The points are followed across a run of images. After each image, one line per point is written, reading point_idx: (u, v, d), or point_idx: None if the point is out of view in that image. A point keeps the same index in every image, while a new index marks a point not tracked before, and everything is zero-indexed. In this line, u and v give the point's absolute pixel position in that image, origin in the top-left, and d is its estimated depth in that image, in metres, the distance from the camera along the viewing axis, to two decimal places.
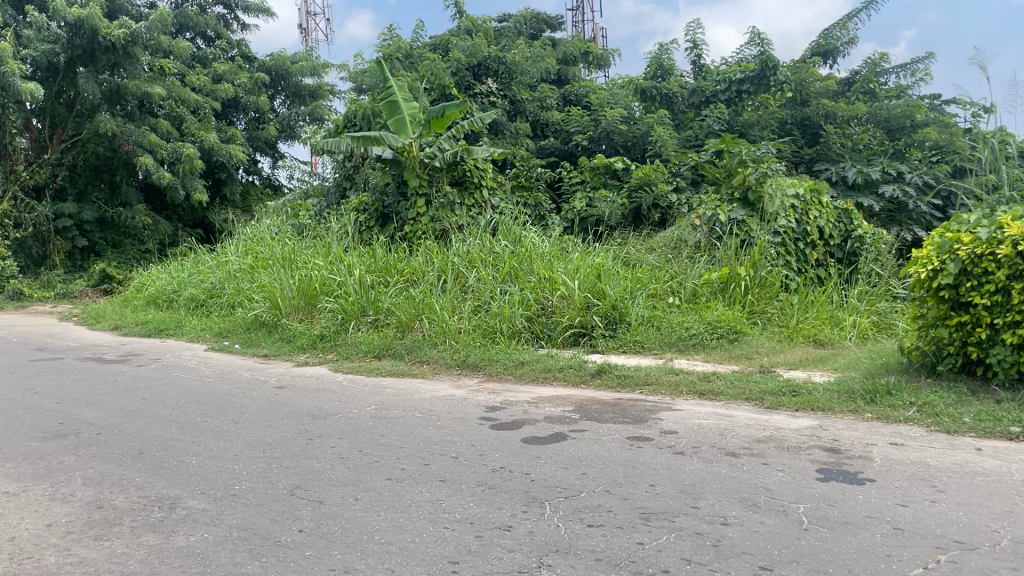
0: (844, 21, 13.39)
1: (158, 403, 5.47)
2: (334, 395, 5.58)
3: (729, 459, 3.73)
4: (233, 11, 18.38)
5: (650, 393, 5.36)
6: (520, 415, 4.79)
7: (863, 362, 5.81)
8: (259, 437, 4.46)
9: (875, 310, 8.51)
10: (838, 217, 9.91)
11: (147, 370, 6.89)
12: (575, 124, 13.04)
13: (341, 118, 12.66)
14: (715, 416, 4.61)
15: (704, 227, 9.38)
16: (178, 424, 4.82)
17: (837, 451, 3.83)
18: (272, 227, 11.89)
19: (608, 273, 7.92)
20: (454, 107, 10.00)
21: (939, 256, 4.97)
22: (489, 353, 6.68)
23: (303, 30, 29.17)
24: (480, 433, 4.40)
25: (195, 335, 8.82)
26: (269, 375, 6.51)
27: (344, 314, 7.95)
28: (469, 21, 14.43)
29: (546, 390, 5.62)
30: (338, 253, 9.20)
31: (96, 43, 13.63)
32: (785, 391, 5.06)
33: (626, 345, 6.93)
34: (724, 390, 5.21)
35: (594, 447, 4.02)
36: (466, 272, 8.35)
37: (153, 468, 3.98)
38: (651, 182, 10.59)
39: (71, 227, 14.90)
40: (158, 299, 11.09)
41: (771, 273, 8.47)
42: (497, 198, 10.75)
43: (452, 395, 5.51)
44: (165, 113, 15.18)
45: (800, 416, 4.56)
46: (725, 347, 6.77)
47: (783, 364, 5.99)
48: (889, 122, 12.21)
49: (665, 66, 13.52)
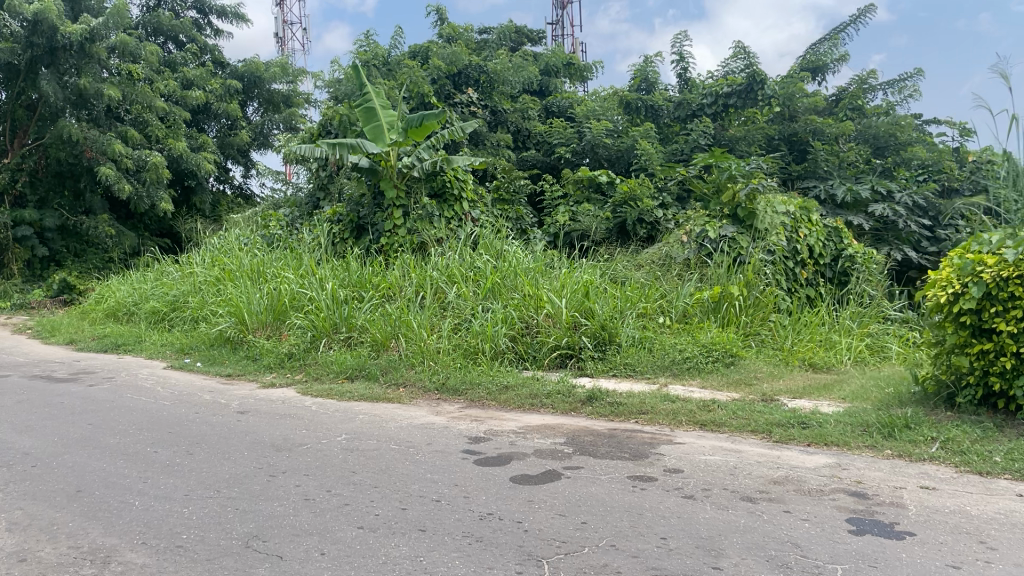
0: (833, 37, 13.21)
1: (105, 430, 4.95)
2: (301, 422, 5.09)
3: (745, 506, 3.31)
4: (206, 16, 17.89)
5: (647, 423, 4.93)
6: (507, 448, 4.34)
7: (871, 391, 5.42)
8: (216, 473, 3.97)
9: (868, 333, 8.21)
10: (828, 235, 9.56)
11: (99, 391, 6.35)
12: (558, 135, 12.63)
13: (314, 126, 12.19)
14: (721, 451, 4.20)
15: (693, 244, 9.03)
16: (125, 456, 4.32)
17: (864, 496, 3.43)
18: (241, 238, 11.38)
19: (595, 290, 7.52)
20: (432, 117, 9.48)
21: (961, 279, 4.60)
22: (470, 376, 6.24)
23: (280, 39, 28.66)
24: (465, 469, 3.94)
25: (155, 351, 8.29)
26: (230, 398, 5.98)
27: (315, 331, 7.48)
28: (450, 28, 14.00)
29: (535, 418, 5.17)
30: (310, 266, 8.73)
31: (56, 42, 13.09)
32: (793, 423, 4.67)
33: (616, 369, 6.51)
34: (727, 421, 4.80)
35: (592, 488, 3.59)
36: (445, 288, 7.91)
37: (90, 511, 3.49)
38: (636, 197, 10.25)
39: (31, 235, 14.26)
40: (118, 311, 10.53)
41: (766, 293, 8.11)
42: (477, 211, 10.31)
43: (432, 423, 5.04)
44: (132, 119, 14.67)
45: (815, 452, 4.17)
46: (720, 371, 6.37)
47: (785, 392, 5.58)
48: (877, 139, 12.02)
49: (650, 78, 13.25)
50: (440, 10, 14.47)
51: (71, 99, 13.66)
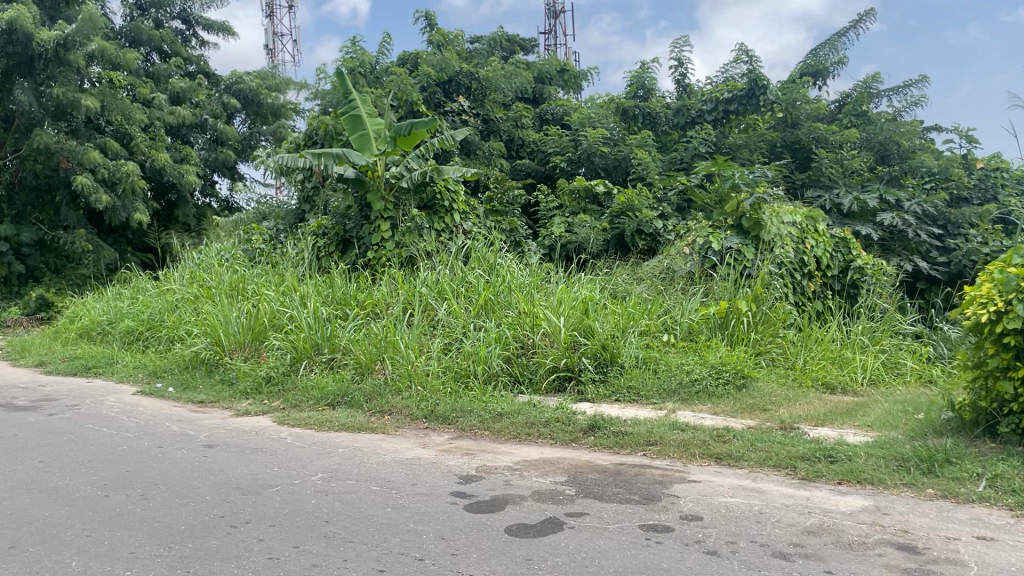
0: (834, 41, 12.86)
1: (54, 468, 4.44)
2: (273, 458, 4.60)
3: (780, 565, 2.85)
4: (192, 27, 17.47)
5: (656, 456, 4.45)
6: (501, 490, 3.86)
7: (900, 418, 4.99)
8: (170, 523, 3.48)
9: (882, 349, 7.77)
10: (835, 245, 9.09)
11: (59, 420, 5.85)
12: (553, 144, 12.22)
13: (301, 136, 11.75)
14: (742, 493, 3.72)
15: (695, 256, 8.60)
16: (70, 502, 3.82)
17: (914, 551, 2.97)
18: (223, 252, 10.91)
19: (595, 306, 7.06)
20: (423, 125, 9.20)
21: (1005, 295, 4.15)
22: (462, 403, 5.74)
23: (270, 51, 28.21)
24: (454, 517, 3.47)
25: (126, 375, 7.79)
26: (200, 429, 5.47)
27: (295, 353, 6.98)
28: (440, 35, 13.48)
29: (531, 451, 4.69)
30: (292, 282, 8.29)
31: (31, 49, 12.57)
32: (819, 456, 4.21)
33: (618, 393, 6.02)
34: (745, 454, 4.34)
35: (599, 541, 3.12)
36: (435, 305, 7.44)
37: (16, 574, 2.98)
38: (635, 207, 9.80)
39: (7, 250, 13.76)
40: (92, 331, 10.01)
41: (775, 308, 7.66)
42: (469, 222, 9.83)
43: (418, 457, 4.56)
44: (113, 130, 14.25)
45: (847, 493, 3.71)
46: (731, 395, 5.89)
47: (806, 419, 5.12)
48: (883, 146, 11.59)
49: (647, 85, 12.79)
50: (430, 17, 14.01)
51: (50, 110, 13.24)
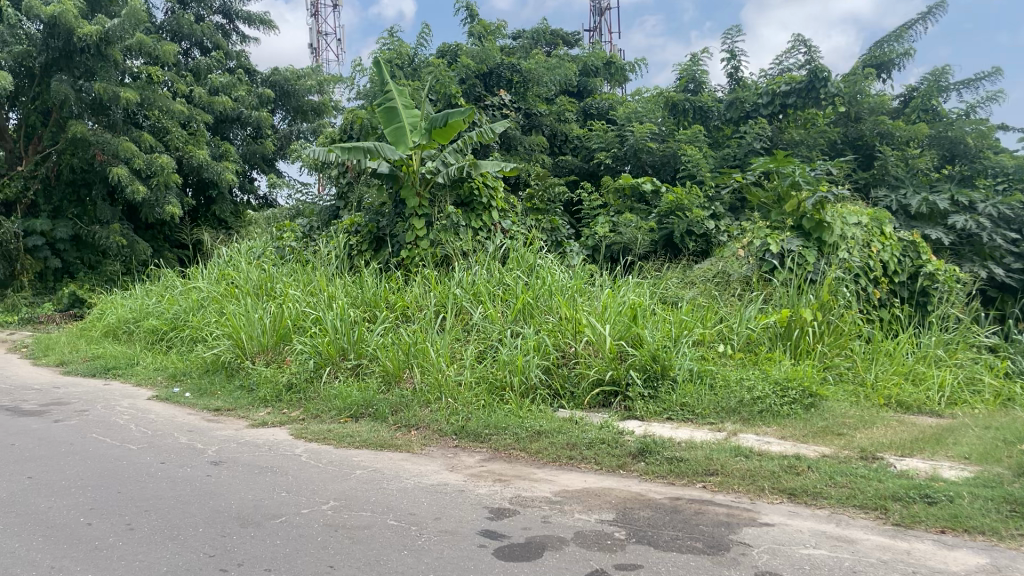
0: (900, 32, 12.08)
1: (41, 487, 3.99)
2: (283, 480, 4.10)
3: None
4: (232, 22, 17.18)
5: (718, 490, 3.85)
6: (538, 529, 3.30)
7: (1000, 449, 4.32)
8: (152, 564, 2.98)
9: (957, 363, 7.01)
10: (904, 250, 8.33)
11: (63, 427, 5.43)
12: (598, 139, 11.69)
13: (336, 130, 11.32)
14: (827, 543, 3.11)
15: (751, 259, 7.94)
16: (47, 531, 3.35)
17: None
18: (255, 249, 10.55)
19: (645, 314, 6.49)
20: (458, 115, 8.44)
21: None
22: (498, 418, 5.19)
23: (315, 50, 28.01)
24: (482, 566, 2.91)
25: (145, 377, 7.40)
26: (209, 442, 4.99)
27: (319, 359, 6.47)
28: (481, 26, 12.92)
29: (573, 478, 4.12)
30: (320, 282, 7.82)
31: (73, 45, 12.36)
32: (913, 496, 3.57)
33: (670, 411, 5.42)
34: (824, 490, 3.72)
35: None
36: (470, 308, 6.91)
37: None
38: (685, 207, 9.18)
39: (43, 245, 13.59)
40: (118, 329, 9.69)
41: (843, 318, 6.97)
42: (508, 221, 9.29)
43: (444, 483, 4.01)
44: (150, 125, 13.93)
45: (957, 547, 3.07)
46: (799, 416, 5.25)
47: (887, 447, 4.46)
48: (953, 145, 10.78)
49: (698, 78, 12.05)
50: (472, 9, 13.50)
51: (88, 104, 13.00)
